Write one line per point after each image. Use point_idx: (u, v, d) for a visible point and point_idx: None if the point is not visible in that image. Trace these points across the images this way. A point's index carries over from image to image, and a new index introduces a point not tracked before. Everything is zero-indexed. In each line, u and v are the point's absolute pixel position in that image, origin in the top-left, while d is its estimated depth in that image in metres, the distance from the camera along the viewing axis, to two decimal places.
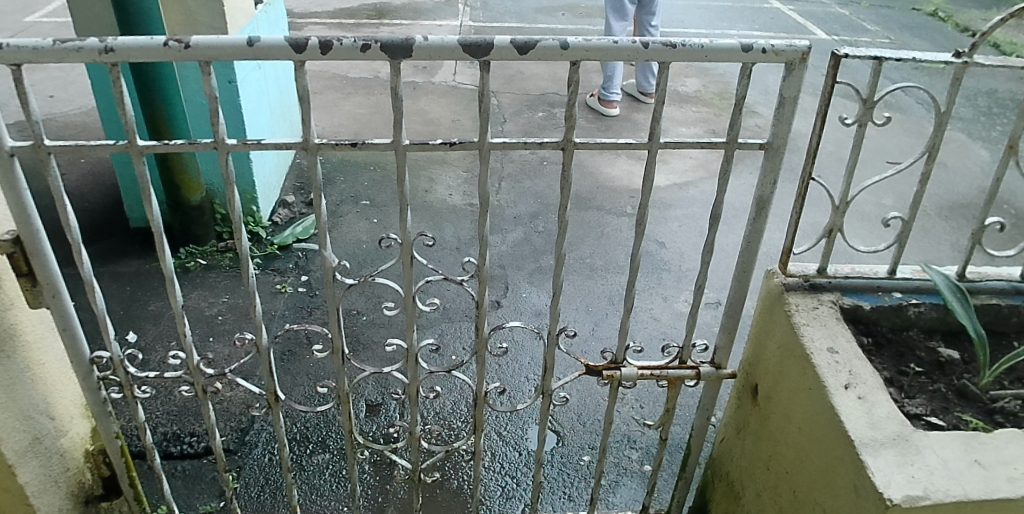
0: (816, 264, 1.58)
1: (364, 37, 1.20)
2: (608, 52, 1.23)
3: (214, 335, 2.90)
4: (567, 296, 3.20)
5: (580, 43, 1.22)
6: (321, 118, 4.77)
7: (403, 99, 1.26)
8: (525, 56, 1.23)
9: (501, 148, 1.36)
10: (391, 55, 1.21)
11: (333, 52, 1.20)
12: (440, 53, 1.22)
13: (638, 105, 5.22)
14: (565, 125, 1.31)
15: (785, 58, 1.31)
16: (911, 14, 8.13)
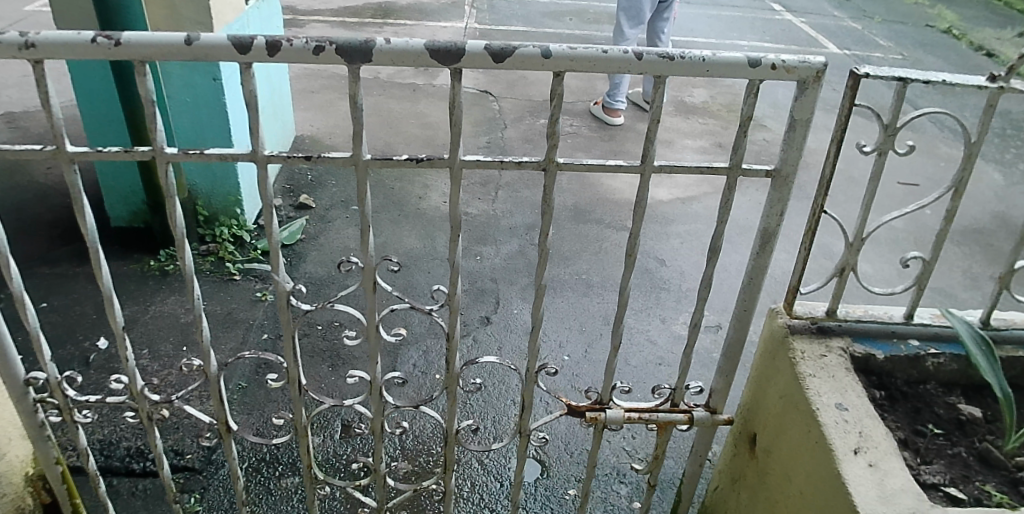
0: (826, 305, 1.43)
1: (316, 38, 1.06)
2: (599, 62, 1.08)
3: (187, 344, 2.75)
4: (561, 314, 3.05)
5: (563, 52, 1.07)
6: (316, 119, 4.63)
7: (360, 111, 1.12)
8: (501, 66, 1.08)
9: (481, 167, 1.17)
10: (347, 59, 1.06)
11: (280, 56, 1.06)
12: (405, 60, 1.07)
13: (644, 115, 5.08)
14: (548, 143, 1.16)
15: (799, 75, 1.16)
16: (925, 31, 7.98)
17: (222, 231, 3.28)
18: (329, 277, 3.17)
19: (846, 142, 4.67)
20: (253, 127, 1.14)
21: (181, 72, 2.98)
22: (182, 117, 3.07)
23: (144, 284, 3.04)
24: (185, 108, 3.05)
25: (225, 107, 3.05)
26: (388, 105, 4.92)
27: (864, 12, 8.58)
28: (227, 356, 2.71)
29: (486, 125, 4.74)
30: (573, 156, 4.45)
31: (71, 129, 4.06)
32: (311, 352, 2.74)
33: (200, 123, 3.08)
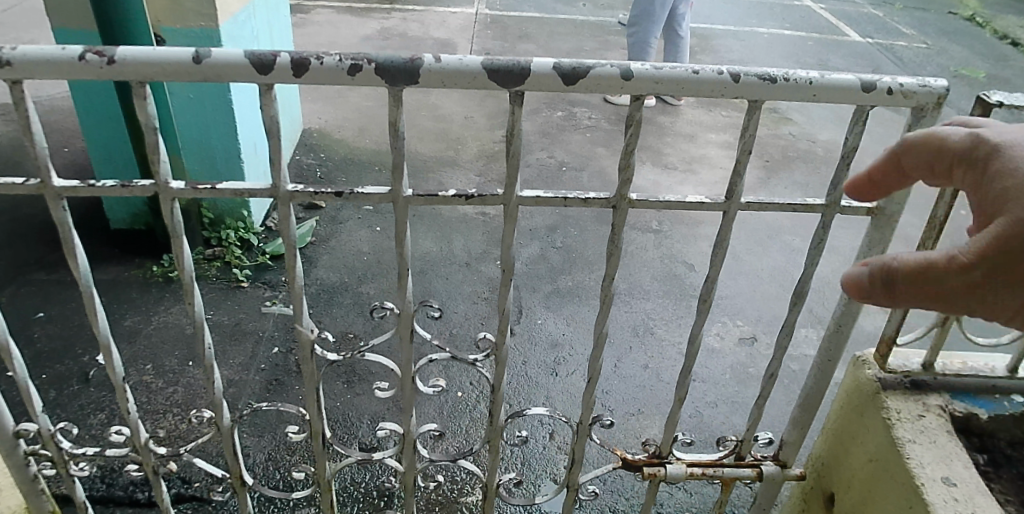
0: (921, 357, 1.33)
1: (351, 57, 1.03)
2: (694, 83, 1.06)
3: (193, 359, 2.59)
4: (587, 325, 2.88)
5: (649, 74, 1.05)
6: (324, 111, 4.45)
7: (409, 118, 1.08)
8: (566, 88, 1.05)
9: (541, 204, 1.01)
10: (386, 80, 1.03)
11: (308, 77, 1.02)
12: (448, 81, 1.04)
13: (664, 107, 4.89)
14: (621, 177, 0.98)
15: (917, 105, 1.12)
16: (947, 18, 7.74)
17: (228, 234, 3.11)
18: (342, 284, 3.00)
19: (876, 137, 4.48)
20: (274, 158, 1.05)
21: None
22: (186, 115, 2.90)
23: (147, 292, 2.87)
24: (188, 105, 2.88)
25: (230, 104, 2.88)
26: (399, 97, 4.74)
27: None
28: (236, 372, 2.55)
29: (501, 118, 4.56)
30: (593, 150, 4.27)
31: (69, 122, 3.88)
32: None
33: (205, 122, 2.91)
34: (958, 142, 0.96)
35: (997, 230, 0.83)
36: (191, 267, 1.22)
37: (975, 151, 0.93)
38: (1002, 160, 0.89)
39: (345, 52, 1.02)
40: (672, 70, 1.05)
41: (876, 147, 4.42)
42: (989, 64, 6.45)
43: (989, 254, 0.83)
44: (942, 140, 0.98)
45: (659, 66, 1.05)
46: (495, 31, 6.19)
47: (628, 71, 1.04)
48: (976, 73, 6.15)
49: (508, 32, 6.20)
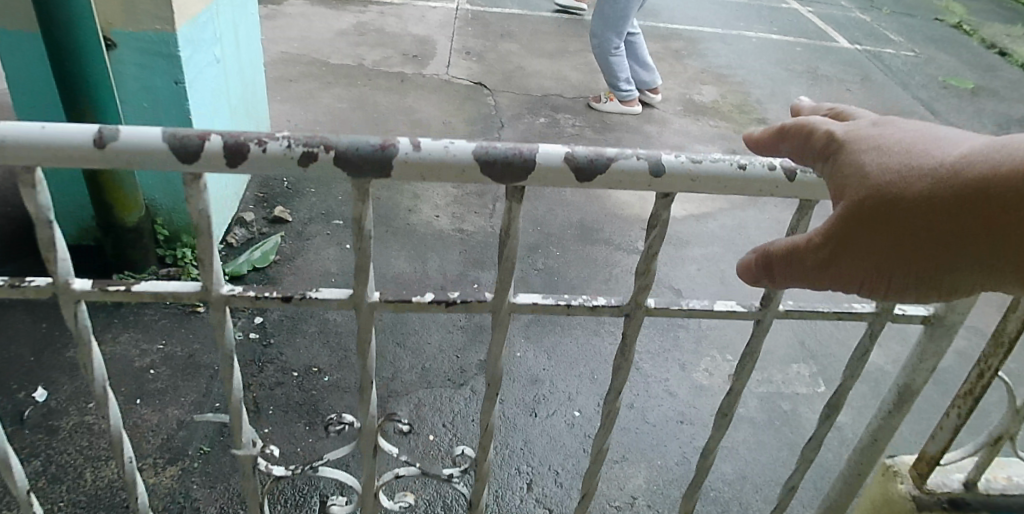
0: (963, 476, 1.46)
1: (301, 142, 0.94)
2: (731, 180, 1.03)
3: (141, 397, 2.37)
4: (569, 360, 2.69)
5: (692, 167, 1.02)
6: (295, 112, 4.23)
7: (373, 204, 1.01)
8: (581, 184, 1.00)
9: (538, 311, 1.14)
10: (345, 168, 0.95)
11: (245, 166, 0.94)
12: (427, 171, 0.97)
13: (649, 117, 4.78)
14: (641, 283, 1.13)
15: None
16: (934, 25, 7.68)
17: (185, 253, 2.91)
18: (306, 309, 2.79)
19: None
20: (204, 263, 1.04)
21: (138, 74, 2.53)
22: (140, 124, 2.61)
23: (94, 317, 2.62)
24: (142, 114, 2.59)
25: (188, 114, 2.61)
26: (374, 99, 4.56)
27: (872, 2, 8.22)
28: (188, 413, 2.34)
29: (481, 124, 4.39)
30: None
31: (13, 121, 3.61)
32: (285, 406, 2.39)
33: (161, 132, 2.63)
34: (816, 130, 0.94)
35: (845, 212, 0.84)
36: (103, 376, 1.16)
37: (828, 140, 0.91)
38: (847, 148, 0.89)
39: (294, 137, 0.94)
40: (711, 165, 1.02)
41: None
42: (976, 75, 6.38)
43: (841, 233, 0.83)
44: (804, 127, 0.95)
45: (699, 160, 1.02)
46: (476, 28, 5.97)
47: (661, 165, 1.01)
48: (963, 84, 6.08)
49: (489, 30, 5.98)
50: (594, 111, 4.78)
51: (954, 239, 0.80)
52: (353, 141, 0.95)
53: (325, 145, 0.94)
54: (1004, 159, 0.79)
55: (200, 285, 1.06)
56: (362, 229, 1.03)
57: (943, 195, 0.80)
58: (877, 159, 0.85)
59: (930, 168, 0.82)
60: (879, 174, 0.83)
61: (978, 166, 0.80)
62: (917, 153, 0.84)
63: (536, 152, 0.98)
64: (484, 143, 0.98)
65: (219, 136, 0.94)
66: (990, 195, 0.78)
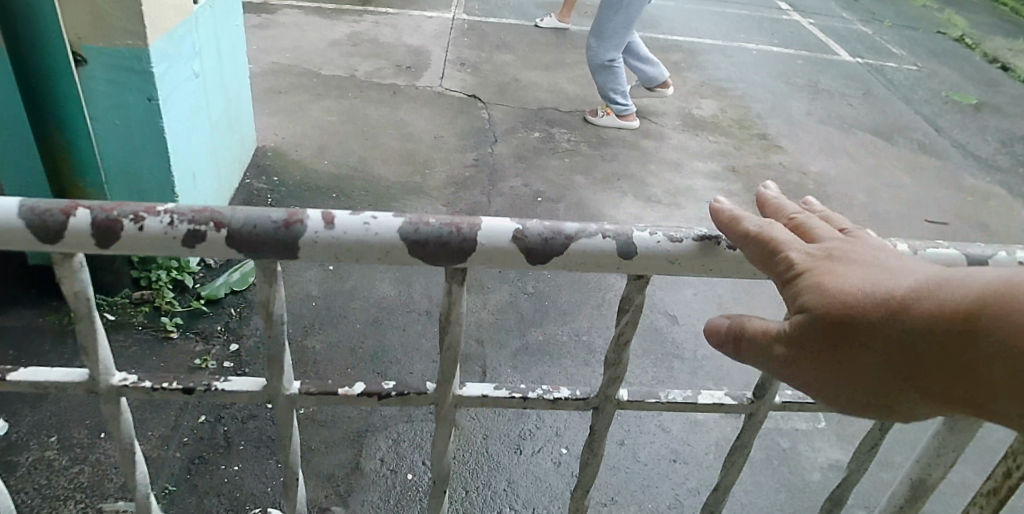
0: None
1: (185, 217, 0.89)
2: (714, 261, 0.98)
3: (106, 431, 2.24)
4: (559, 392, 2.56)
5: (675, 250, 0.98)
6: (282, 126, 4.12)
7: (281, 285, 1.01)
8: (534, 266, 0.97)
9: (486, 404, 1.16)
10: (238, 248, 0.91)
11: (119, 246, 0.89)
12: (336, 252, 0.92)
13: (647, 132, 4.67)
14: (609, 375, 1.15)
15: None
16: (936, 38, 7.57)
17: (159, 275, 2.75)
18: (285, 335, 2.66)
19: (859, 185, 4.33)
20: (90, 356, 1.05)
21: (109, 91, 2.38)
22: (113, 142, 2.47)
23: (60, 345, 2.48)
24: (114, 131, 2.45)
25: (163, 133, 2.47)
26: (364, 111, 4.45)
27: (873, 14, 8.12)
28: (154, 448, 2.21)
29: (473, 138, 4.28)
30: (571, 179, 4.00)
31: None
32: (258, 442, 2.27)
33: (135, 151, 2.49)
34: (777, 235, 0.87)
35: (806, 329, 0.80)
36: None
37: (789, 252, 0.85)
38: (809, 264, 0.83)
39: (178, 214, 0.89)
40: (690, 246, 0.98)
41: (862, 193, 4.26)
42: (979, 90, 6.27)
43: (800, 346, 0.81)
44: (766, 229, 0.88)
45: (677, 240, 0.98)
46: (471, 38, 5.86)
47: (631, 248, 0.97)
48: (966, 99, 5.97)
49: (485, 40, 5.88)
50: (591, 125, 4.67)
51: (916, 373, 0.76)
52: (248, 218, 0.90)
53: (214, 222, 0.89)
54: (970, 293, 0.73)
55: (88, 374, 1.07)
56: (268, 312, 1.03)
57: (902, 328, 0.75)
58: (837, 287, 0.79)
59: (893, 299, 0.77)
60: (838, 303, 0.78)
61: (943, 298, 0.74)
62: (885, 282, 0.78)
63: (476, 230, 0.94)
64: (409, 217, 0.93)
65: (88, 210, 0.89)
66: (956, 338, 0.73)
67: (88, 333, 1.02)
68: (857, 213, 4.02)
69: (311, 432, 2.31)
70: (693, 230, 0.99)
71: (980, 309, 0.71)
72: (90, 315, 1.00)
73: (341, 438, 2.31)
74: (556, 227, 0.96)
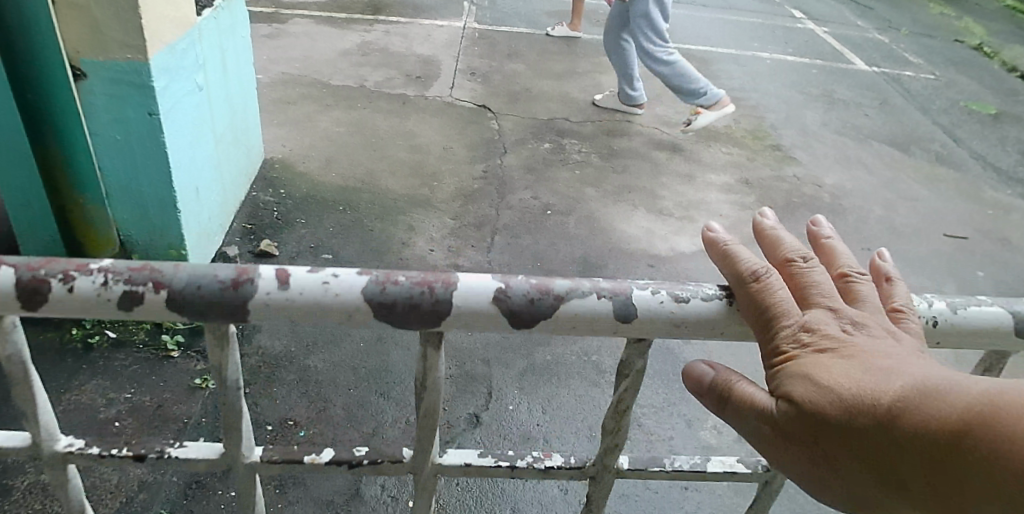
0: None
1: (118, 276, 0.86)
2: (727, 322, 0.93)
3: None
4: (567, 415, 2.49)
5: (688, 313, 0.93)
6: (290, 137, 4.08)
7: (232, 348, 1.00)
8: (519, 330, 0.92)
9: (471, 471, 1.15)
10: (179, 309, 0.87)
11: (47, 307, 0.86)
12: (291, 314, 0.88)
13: (659, 143, 4.59)
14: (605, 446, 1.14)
15: (986, 341, 0.98)
16: (954, 46, 7.44)
17: None
18: (287, 355, 2.61)
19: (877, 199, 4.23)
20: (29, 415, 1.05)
21: (110, 107, 2.32)
22: (113, 157, 2.41)
23: (59, 363, 2.43)
24: (116, 147, 2.39)
25: (165, 148, 2.41)
26: (373, 122, 4.40)
27: (889, 22, 8.00)
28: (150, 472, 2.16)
29: (483, 149, 4.22)
30: (582, 191, 3.92)
31: None
32: None
33: (137, 167, 2.44)
34: (774, 300, 0.85)
35: (791, 412, 0.78)
36: None
37: (782, 324, 0.84)
38: (800, 345, 0.81)
39: (111, 275, 0.86)
40: (698, 306, 0.93)
41: (879, 206, 4.16)
42: (999, 99, 6.13)
43: (783, 429, 0.78)
44: (763, 285, 0.87)
45: (686, 301, 0.93)
46: (482, 47, 5.81)
47: (630, 309, 0.92)
48: (985, 109, 5.83)
49: (496, 50, 5.83)
50: (601, 136, 4.60)
51: (889, 483, 0.72)
52: (191, 278, 0.87)
53: (153, 283, 0.86)
54: (959, 412, 0.68)
55: (29, 440, 1.07)
56: (221, 377, 1.03)
57: (882, 432, 0.72)
58: (824, 376, 0.77)
59: (878, 401, 0.73)
60: (824, 392, 0.76)
61: (932, 413, 0.70)
62: (876, 380, 0.75)
63: (451, 292, 0.90)
64: (375, 277, 0.90)
65: (11, 269, 0.85)
66: (938, 455, 0.68)
67: (26, 395, 1.02)
68: (874, 227, 3.92)
69: None
70: (703, 289, 0.94)
71: (963, 430, 0.67)
72: (26, 376, 1.01)
73: None
74: (544, 285, 0.92)
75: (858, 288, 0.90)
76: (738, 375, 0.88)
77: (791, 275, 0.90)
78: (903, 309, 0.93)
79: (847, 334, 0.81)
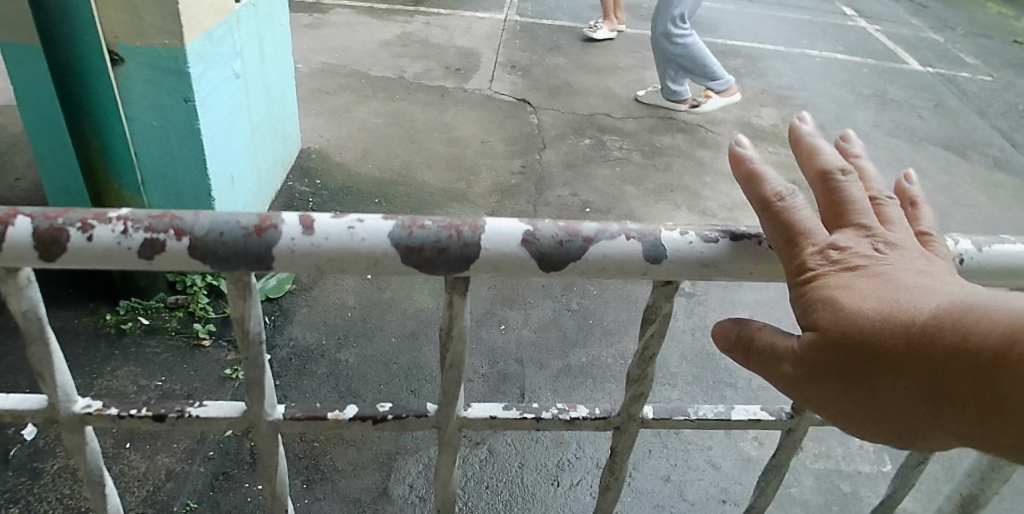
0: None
1: (141, 225, 0.85)
2: (755, 261, 0.90)
3: (131, 441, 2.18)
4: None
5: (723, 251, 0.90)
6: (327, 127, 4.06)
7: (254, 301, 0.96)
8: (547, 273, 0.89)
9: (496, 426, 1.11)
10: (202, 257, 0.85)
11: (65, 256, 0.84)
12: (316, 259, 0.86)
13: (703, 141, 4.46)
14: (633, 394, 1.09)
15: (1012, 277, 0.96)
16: (1013, 47, 7.12)
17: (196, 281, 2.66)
18: (318, 347, 2.57)
19: (931, 205, 4.05)
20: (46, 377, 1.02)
21: (147, 93, 2.31)
22: (148, 143, 2.40)
23: (93, 348, 2.43)
24: (152, 132, 2.38)
25: (200, 135, 2.40)
26: (411, 113, 4.36)
27: (944, 21, 7.70)
28: (178, 461, 2.15)
29: (521, 144, 4.14)
30: (622, 189, 3.83)
31: None
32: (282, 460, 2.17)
33: (172, 153, 2.42)
34: (798, 221, 0.78)
35: (819, 347, 0.73)
36: None
37: (804, 247, 0.77)
38: (824, 269, 0.75)
39: (134, 223, 0.85)
40: (727, 247, 0.90)
41: (934, 212, 3.97)
42: None
43: (810, 367, 0.74)
44: (785, 203, 0.79)
45: (712, 237, 0.90)
46: (523, 40, 5.73)
47: (659, 251, 0.89)
48: None
49: (537, 43, 5.74)
50: (643, 133, 4.49)
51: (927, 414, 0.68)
52: (213, 224, 0.85)
53: (174, 231, 0.85)
54: (1002, 329, 0.63)
55: (45, 401, 1.04)
56: (243, 329, 0.98)
57: (917, 359, 0.68)
58: (852, 304, 0.72)
59: (913, 330, 0.68)
60: (852, 316, 0.71)
61: (972, 332, 0.65)
62: (908, 304, 0.70)
63: (480, 235, 0.87)
64: (401, 221, 0.87)
65: (33, 219, 0.84)
66: (980, 376, 0.64)
67: (43, 353, 0.99)
68: None
69: (338, 455, 2.20)
70: (731, 229, 0.92)
71: (1005, 347, 0.63)
72: (42, 333, 0.98)
73: (369, 460, 2.20)
74: (572, 228, 0.89)
75: (888, 209, 0.83)
76: (763, 323, 0.82)
77: (822, 191, 0.82)
78: (932, 235, 0.86)
79: (878, 255, 0.76)
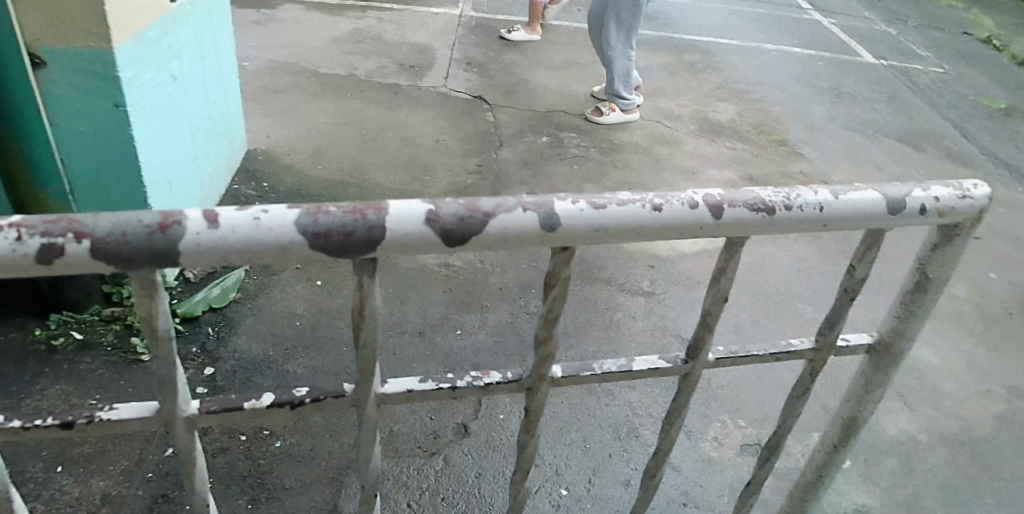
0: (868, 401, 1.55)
1: (34, 229, 0.81)
2: (646, 224, 0.98)
3: (62, 464, 2.05)
4: (560, 425, 2.35)
5: (616, 217, 0.97)
6: (276, 127, 3.94)
7: (162, 297, 0.93)
8: (452, 247, 0.93)
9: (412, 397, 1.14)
10: (105, 261, 0.82)
11: None
12: (224, 254, 0.85)
13: (661, 136, 4.44)
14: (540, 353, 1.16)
15: (861, 224, 1.09)
16: (962, 40, 7.26)
17: None
18: (265, 359, 2.47)
19: None
20: None
21: (73, 97, 2.17)
22: (77, 149, 2.26)
23: (21, 367, 2.29)
24: (79, 138, 2.24)
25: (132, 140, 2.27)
26: (364, 112, 4.25)
27: (896, 14, 7.82)
28: (114, 484, 2.03)
29: (477, 142, 4.07)
30: (580, 187, 3.78)
31: None
32: (226, 479, 2.06)
33: (101, 161, 2.28)
34: None
35: None
36: None
37: None
38: None
39: (28, 228, 0.80)
40: (617, 212, 0.97)
41: None
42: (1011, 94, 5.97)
43: None
44: None
45: (602, 204, 0.97)
46: (479, 36, 5.65)
47: (553, 219, 0.95)
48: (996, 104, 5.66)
49: (493, 38, 5.66)
50: (601, 129, 4.45)
51: None
52: (114, 225, 0.82)
53: (73, 234, 0.81)
54: None
55: None
56: (152, 323, 0.95)
57: None
58: None
59: None
60: None
61: None
62: None
63: (383, 217, 0.89)
64: (306, 209, 0.87)
65: None
66: None
67: None
68: None
69: (286, 472, 2.11)
70: (619, 195, 0.99)
71: None
72: None
73: (319, 475, 2.12)
74: (471, 205, 0.93)
75: None
76: None
77: None
78: None
79: None
